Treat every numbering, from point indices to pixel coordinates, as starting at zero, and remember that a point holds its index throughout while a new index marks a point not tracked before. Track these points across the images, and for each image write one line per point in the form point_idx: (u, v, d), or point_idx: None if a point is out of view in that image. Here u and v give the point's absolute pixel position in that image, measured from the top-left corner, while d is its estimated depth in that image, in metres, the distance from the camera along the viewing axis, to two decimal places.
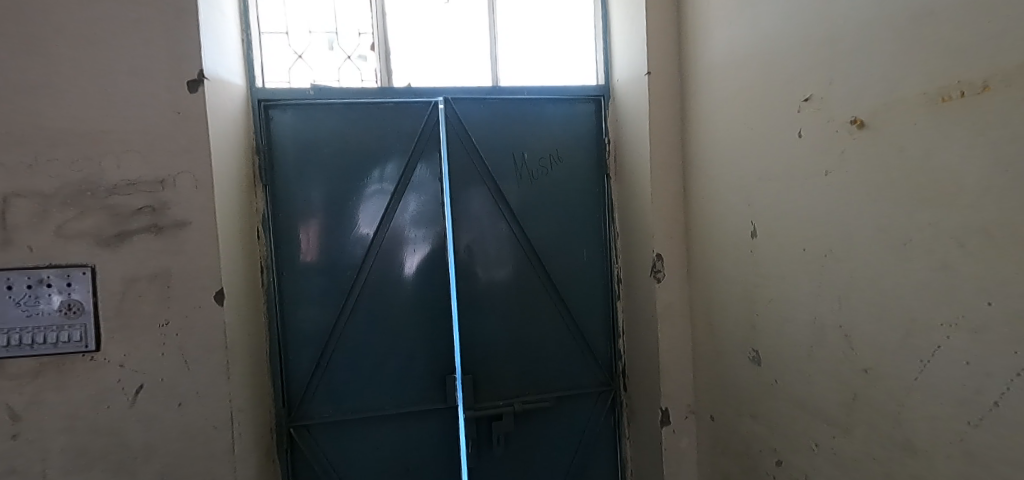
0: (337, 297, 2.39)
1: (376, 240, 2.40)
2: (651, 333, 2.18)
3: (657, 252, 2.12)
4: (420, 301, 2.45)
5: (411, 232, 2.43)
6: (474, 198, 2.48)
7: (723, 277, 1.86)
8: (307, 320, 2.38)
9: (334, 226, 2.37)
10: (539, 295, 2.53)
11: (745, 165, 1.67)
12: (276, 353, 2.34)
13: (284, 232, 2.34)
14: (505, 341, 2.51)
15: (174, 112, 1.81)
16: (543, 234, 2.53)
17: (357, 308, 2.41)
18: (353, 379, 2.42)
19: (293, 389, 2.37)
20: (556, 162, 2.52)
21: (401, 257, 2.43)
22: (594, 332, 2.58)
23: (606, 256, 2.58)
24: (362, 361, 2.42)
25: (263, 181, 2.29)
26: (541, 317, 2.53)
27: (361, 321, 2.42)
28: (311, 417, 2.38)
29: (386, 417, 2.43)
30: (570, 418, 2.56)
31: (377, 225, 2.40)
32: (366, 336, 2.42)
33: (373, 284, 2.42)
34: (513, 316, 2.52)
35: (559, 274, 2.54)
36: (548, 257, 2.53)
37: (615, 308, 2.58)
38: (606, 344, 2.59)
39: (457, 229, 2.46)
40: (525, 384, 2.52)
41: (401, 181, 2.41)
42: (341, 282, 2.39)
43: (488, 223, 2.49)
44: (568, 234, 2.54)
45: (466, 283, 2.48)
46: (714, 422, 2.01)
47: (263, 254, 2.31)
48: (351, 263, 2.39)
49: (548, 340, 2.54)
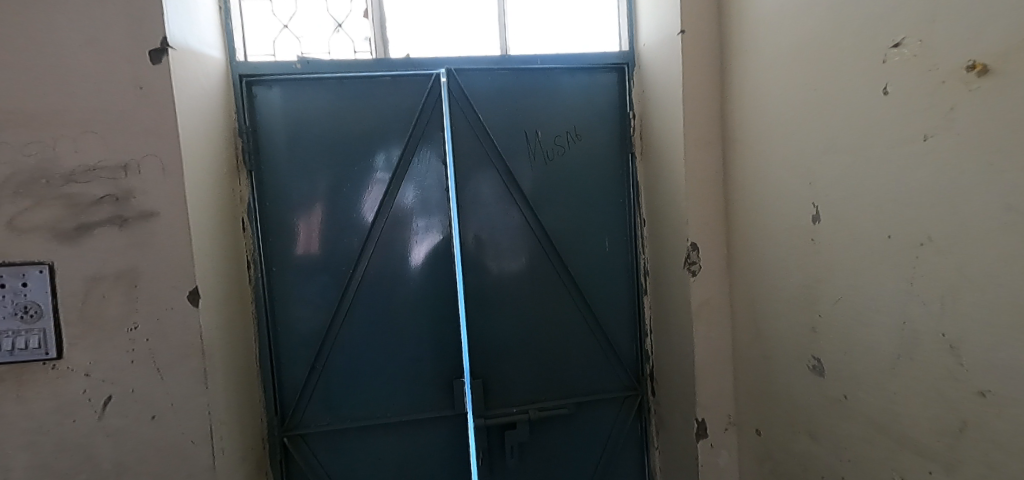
0: (332, 294, 2.17)
1: (374, 230, 2.17)
2: (686, 333, 1.91)
3: (692, 241, 1.84)
4: (423, 298, 2.22)
5: (412, 221, 2.19)
6: (481, 183, 2.22)
7: (775, 271, 1.57)
8: (300, 319, 2.16)
9: (327, 214, 2.14)
10: (555, 290, 2.28)
11: (806, 135, 1.37)
12: (266, 356, 2.13)
13: (273, 222, 2.12)
14: (518, 342, 2.26)
15: (136, 88, 1.57)
16: (560, 222, 2.26)
17: (354, 306, 2.19)
18: (351, 384, 2.20)
19: (287, 395, 2.17)
20: (574, 140, 2.24)
21: (402, 248, 2.20)
22: (617, 331, 2.31)
23: (631, 245, 2.30)
24: (362, 365, 2.20)
25: (247, 166, 2.06)
26: (558, 314, 2.28)
27: (359, 320, 2.19)
28: (306, 426, 2.17)
29: (390, 425, 2.21)
30: (592, 425, 2.30)
31: (375, 213, 2.16)
32: (365, 337, 2.20)
33: (371, 279, 2.19)
34: (527, 313, 2.27)
35: (578, 267, 2.28)
36: (566, 248, 2.27)
37: (641, 303, 2.31)
38: (631, 343, 2.32)
39: (463, 218, 2.21)
40: (542, 388, 2.27)
41: (401, 165, 2.16)
42: (336, 276, 2.17)
43: (498, 210, 2.24)
44: (587, 221, 2.27)
45: (474, 277, 2.23)
46: (760, 437, 1.74)
47: (249, 247, 2.09)
48: (347, 256, 2.16)
49: (566, 340, 2.28)
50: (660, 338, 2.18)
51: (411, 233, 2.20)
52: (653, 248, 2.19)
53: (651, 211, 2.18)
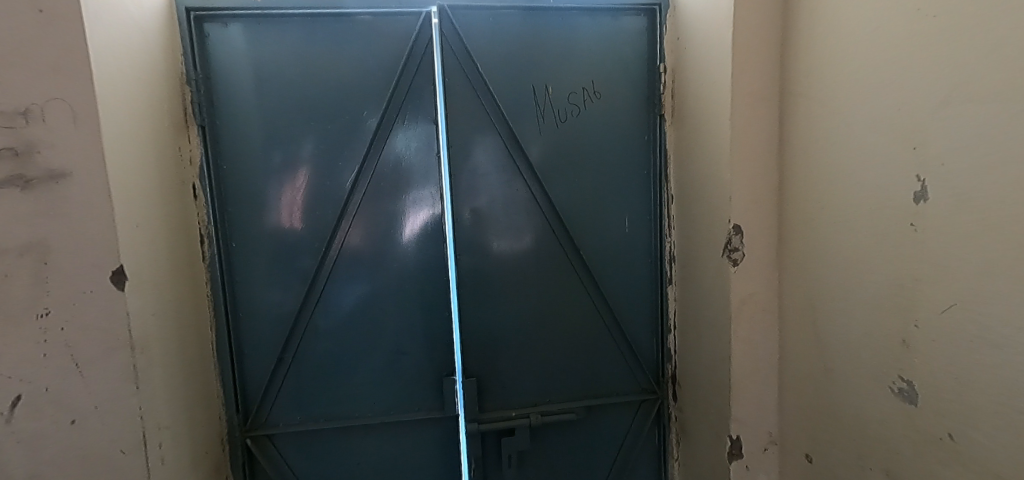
0: (302, 275, 1.86)
1: (352, 202, 1.84)
2: (723, 334, 1.59)
3: (735, 223, 1.50)
4: (409, 283, 1.90)
5: (396, 192, 1.86)
6: (480, 148, 1.87)
7: (850, 263, 1.22)
8: (265, 304, 1.86)
9: (295, 181, 1.81)
10: (563, 276, 1.95)
11: (924, 81, 1.00)
12: (226, 345, 1.83)
13: (230, 189, 1.79)
14: (520, 335, 1.95)
15: (34, 11, 1.20)
16: (571, 197, 1.91)
17: (328, 289, 1.88)
18: (326, 379, 1.91)
19: (250, 390, 1.88)
20: (592, 98, 1.87)
21: (385, 224, 1.87)
22: (633, 325, 1.99)
23: (654, 226, 1.95)
24: (338, 358, 1.90)
25: (198, 121, 1.73)
26: (565, 303, 1.96)
27: (334, 306, 1.89)
28: (274, 425, 1.90)
29: (370, 426, 1.93)
30: (602, 432, 2.00)
31: (351, 182, 1.82)
32: (342, 326, 1.90)
33: (348, 259, 1.87)
34: (529, 302, 1.95)
35: (591, 250, 1.94)
36: (577, 227, 1.93)
37: (663, 294, 1.98)
38: (650, 340, 2.00)
39: (457, 189, 1.88)
40: (546, 389, 1.97)
41: (383, 124, 1.82)
42: (306, 255, 1.85)
43: (499, 181, 1.90)
44: (604, 196, 1.93)
45: (467, 260, 1.91)
46: (812, 465, 1.42)
47: (203, 218, 1.78)
48: (319, 232, 1.84)
49: (574, 334, 1.98)
50: (687, 336, 1.85)
51: (394, 207, 1.87)
52: (681, 229, 1.84)
53: (681, 186, 1.83)
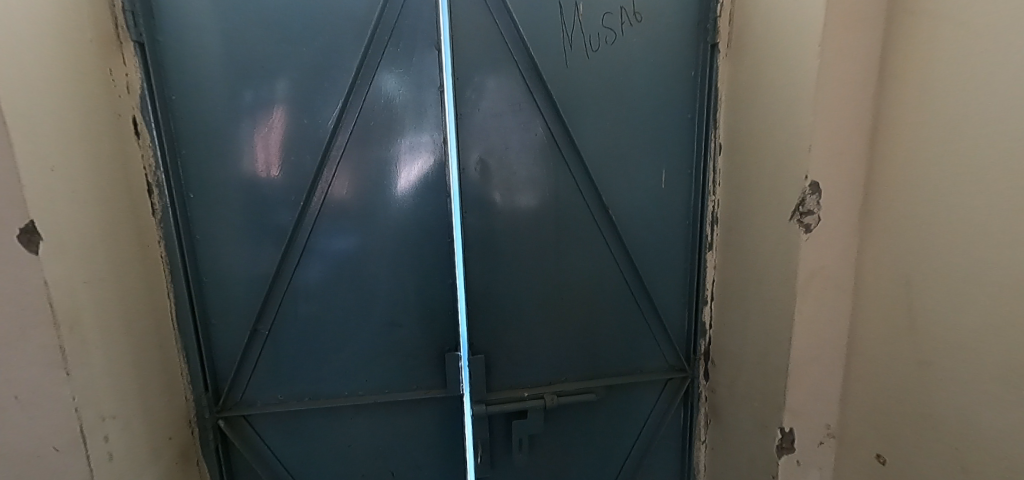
0: (278, 233, 1.55)
1: (336, 146, 1.53)
2: (783, 313, 1.34)
3: (812, 180, 1.21)
4: (406, 244, 1.61)
5: (389, 134, 1.54)
6: (491, 82, 1.55)
7: (994, 237, 0.95)
8: (234, 266, 1.56)
9: (265, 118, 1.48)
10: (585, 239, 1.67)
11: None
12: (187, 316, 1.53)
13: (183, 126, 1.45)
14: (534, 305, 1.69)
15: None
16: (599, 145, 1.61)
17: (309, 251, 1.58)
18: (309, 353, 1.64)
19: (220, 366, 1.61)
20: (629, 22, 1.53)
21: (376, 172, 1.56)
22: (662, 295, 1.75)
23: (694, 182, 1.66)
24: (323, 330, 1.64)
25: (135, 36, 1.36)
26: (588, 270, 1.70)
27: (316, 270, 1.60)
28: (250, 404, 1.65)
29: (362, 406, 1.69)
30: (623, 413, 1.80)
31: (334, 120, 1.50)
32: (326, 294, 1.61)
33: (332, 215, 1.57)
34: (545, 268, 1.68)
35: (619, 208, 1.66)
36: (604, 181, 1.63)
37: (700, 261, 1.70)
38: (678, 311, 1.76)
39: (464, 133, 1.56)
40: (562, 366, 1.74)
41: (373, 50, 1.49)
42: (282, 209, 1.54)
43: (514, 124, 1.58)
44: (638, 144, 1.62)
45: (475, 219, 1.61)
46: (886, 469, 1.21)
47: (148, 161, 1.42)
48: (297, 182, 1.53)
49: (596, 305, 1.72)
50: (728, 310, 1.60)
51: (387, 152, 1.55)
52: (728, 186, 1.56)
53: (735, 134, 1.50)
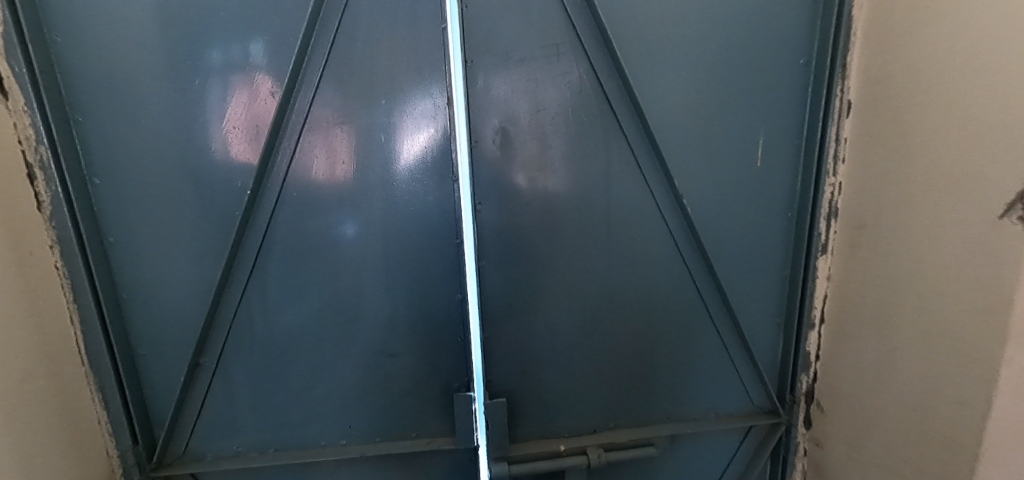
0: (223, 234, 1.13)
1: (297, 112, 1.09)
2: (973, 362, 0.87)
3: None
4: (401, 246, 1.18)
5: (370, 94, 1.10)
6: (519, 19, 1.09)
7: None
8: (165, 278, 1.14)
9: (196, 72, 1.04)
10: (646, 240, 1.21)
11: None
12: (102, 345, 1.12)
13: (76, 79, 1.02)
14: (577, 329, 1.25)
15: None
16: (671, 108, 1.13)
17: (264, 257, 1.15)
18: (273, 391, 1.23)
19: (152, 409, 1.20)
20: None
21: (355, 149, 1.12)
22: (748, 314, 1.29)
23: (803, 159, 1.18)
24: (292, 363, 1.22)
25: None
26: (649, 281, 1.23)
27: (276, 283, 1.17)
28: (198, 457, 1.24)
29: (345, 460, 1.27)
30: (689, 466, 1.35)
31: (293, 74, 1.06)
32: (293, 315, 1.19)
33: (293, 208, 1.13)
34: (590, 279, 1.22)
35: (694, 196, 1.18)
36: (678, 158, 1.16)
37: (806, 268, 1.23)
38: (769, 335, 1.31)
39: (480, 92, 1.11)
40: (612, 407, 1.30)
41: None
42: (224, 200, 1.11)
43: (549, 78, 1.12)
44: (727, 106, 1.14)
45: (493, 213, 1.17)
46: None
47: (29, 129, 0.99)
48: (245, 163, 1.09)
49: (658, 328, 1.26)
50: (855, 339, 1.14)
51: (370, 119, 1.11)
52: (859, 164, 1.09)
53: (880, 87, 1.03)
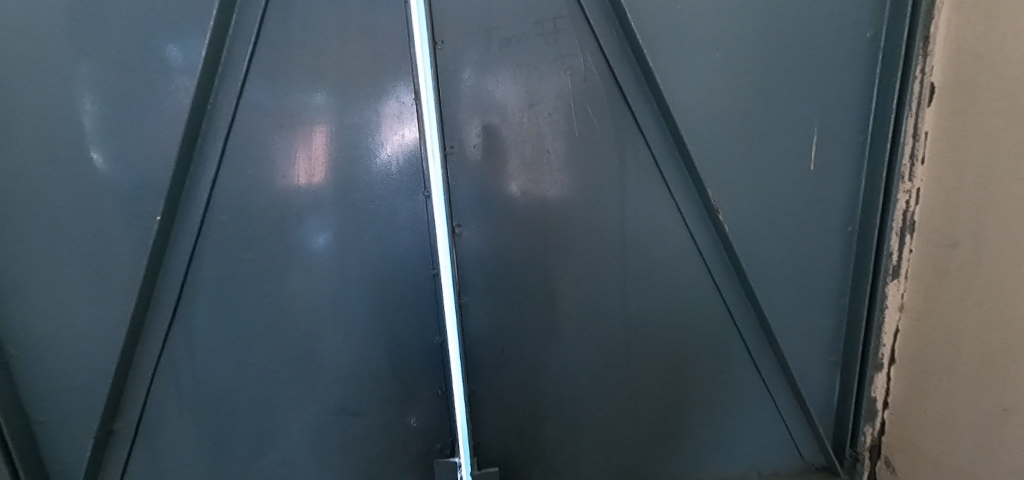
0: (135, 270, 0.88)
1: (220, 111, 0.86)
2: None
3: None
4: (364, 279, 0.94)
5: (314, 87, 0.88)
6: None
7: None
8: (65, 331, 0.89)
9: (94, 64, 0.83)
10: (671, 265, 0.96)
11: None
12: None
13: None
14: (587, 377, 1.00)
15: None
16: (705, 98, 0.87)
17: (189, 299, 0.91)
18: (208, 467, 0.98)
19: None
20: None
21: (300, 156, 0.89)
22: (799, 354, 1.03)
23: (868, 161, 0.93)
24: (232, 430, 0.97)
25: None
26: (675, 315, 0.99)
27: (207, 330, 0.92)
28: None
29: None
30: None
31: (216, 64, 0.84)
32: (231, 368, 0.95)
33: (221, 236, 0.89)
34: (601, 315, 0.97)
35: (732, 209, 0.93)
36: (713, 161, 0.90)
37: (871, 296, 0.98)
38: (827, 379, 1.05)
39: (455, 85, 0.89)
40: (633, 471, 1.05)
41: None
42: (135, 226, 0.87)
43: (543, 65, 0.88)
44: (773, 95, 0.89)
45: (478, 234, 0.93)
46: None
47: None
48: (158, 179, 0.86)
49: (687, 373, 1.02)
50: (943, 384, 0.91)
51: (316, 119, 0.89)
52: (951, 168, 0.85)
53: (964, 69, 0.81)
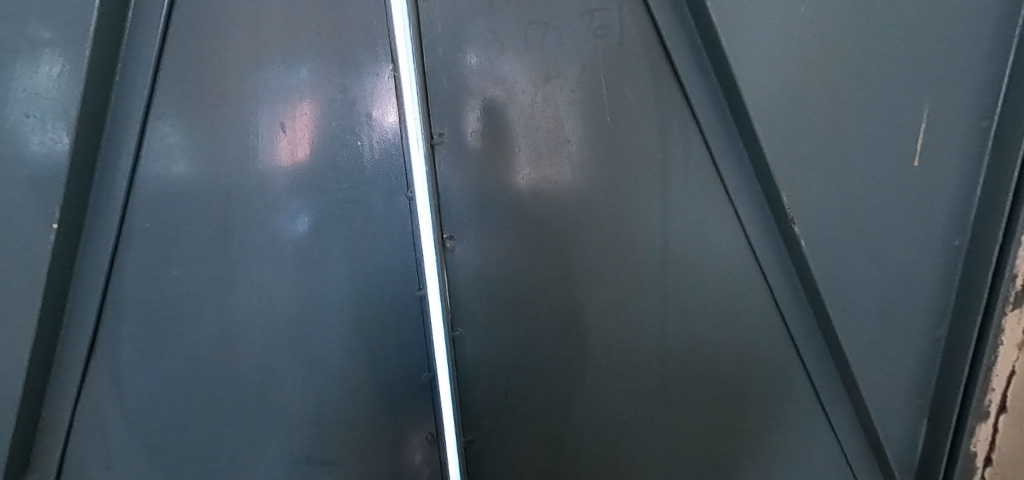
0: (25, 306, 0.60)
1: (137, 68, 0.62)
2: None
3: None
4: (334, 305, 0.73)
5: (261, 39, 0.66)
6: None
7: None
8: None
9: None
10: (727, 291, 0.72)
11: None
12: None
13: None
14: (613, 425, 0.79)
15: None
16: (790, 64, 0.63)
17: (106, 337, 0.66)
18: None
19: None
20: None
21: (247, 131, 0.67)
22: (906, 443, 0.70)
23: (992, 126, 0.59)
24: None
25: None
26: (738, 359, 0.74)
27: (132, 380, 0.67)
28: None
29: None
30: None
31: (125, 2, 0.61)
32: (151, 438, 0.69)
33: (144, 246, 0.66)
34: (631, 351, 0.76)
35: (824, 222, 0.66)
36: (804, 153, 0.64)
37: (975, 342, 0.63)
38: (912, 467, 0.70)
39: (444, 54, 0.69)
40: None
41: None
42: (15, 239, 0.60)
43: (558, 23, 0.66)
44: (901, 59, 0.61)
45: (474, 248, 0.75)
46: None
47: None
48: (51, 168, 0.59)
49: (745, 435, 0.76)
50: None
51: (266, 79, 0.66)
52: None
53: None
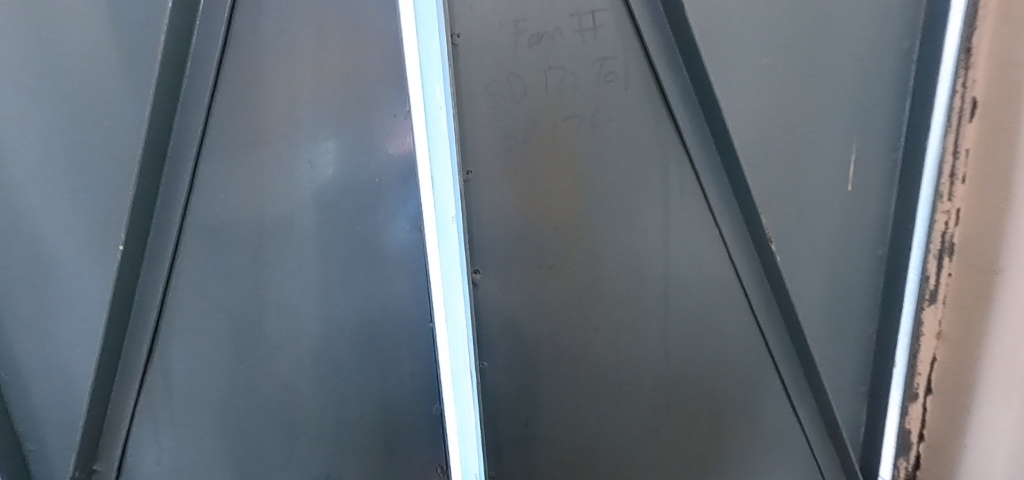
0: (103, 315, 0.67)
1: (191, 109, 0.64)
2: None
3: None
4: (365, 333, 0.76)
5: (293, 77, 0.67)
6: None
7: None
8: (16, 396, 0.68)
9: (38, 29, 0.59)
10: (717, 308, 0.81)
11: None
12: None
13: None
14: (621, 439, 0.84)
15: None
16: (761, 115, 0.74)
17: (166, 352, 0.70)
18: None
19: None
20: None
21: (288, 167, 0.69)
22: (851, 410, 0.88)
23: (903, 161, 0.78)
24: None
25: None
26: (727, 366, 0.83)
27: (181, 389, 0.72)
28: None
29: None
30: None
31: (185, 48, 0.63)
32: (201, 439, 0.74)
33: (197, 275, 0.69)
34: (640, 371, 0.82)
35: (792, 239, 0.79)
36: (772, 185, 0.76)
37: (904, 331, 0.82)
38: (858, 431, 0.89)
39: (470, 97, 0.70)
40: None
41: None
42: (93, 253, 0.65)
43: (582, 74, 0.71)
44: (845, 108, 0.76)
45: (495, 284, 0.76)
46: None
47: None
48: (119, 193, 0.64)
49: (732, 444, 0.86)
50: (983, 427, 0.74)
51: (304, 112, 0.68)
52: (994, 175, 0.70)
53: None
